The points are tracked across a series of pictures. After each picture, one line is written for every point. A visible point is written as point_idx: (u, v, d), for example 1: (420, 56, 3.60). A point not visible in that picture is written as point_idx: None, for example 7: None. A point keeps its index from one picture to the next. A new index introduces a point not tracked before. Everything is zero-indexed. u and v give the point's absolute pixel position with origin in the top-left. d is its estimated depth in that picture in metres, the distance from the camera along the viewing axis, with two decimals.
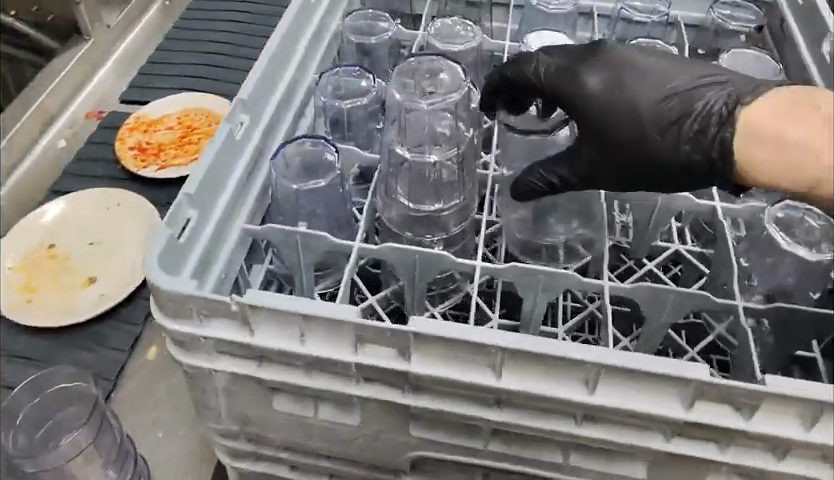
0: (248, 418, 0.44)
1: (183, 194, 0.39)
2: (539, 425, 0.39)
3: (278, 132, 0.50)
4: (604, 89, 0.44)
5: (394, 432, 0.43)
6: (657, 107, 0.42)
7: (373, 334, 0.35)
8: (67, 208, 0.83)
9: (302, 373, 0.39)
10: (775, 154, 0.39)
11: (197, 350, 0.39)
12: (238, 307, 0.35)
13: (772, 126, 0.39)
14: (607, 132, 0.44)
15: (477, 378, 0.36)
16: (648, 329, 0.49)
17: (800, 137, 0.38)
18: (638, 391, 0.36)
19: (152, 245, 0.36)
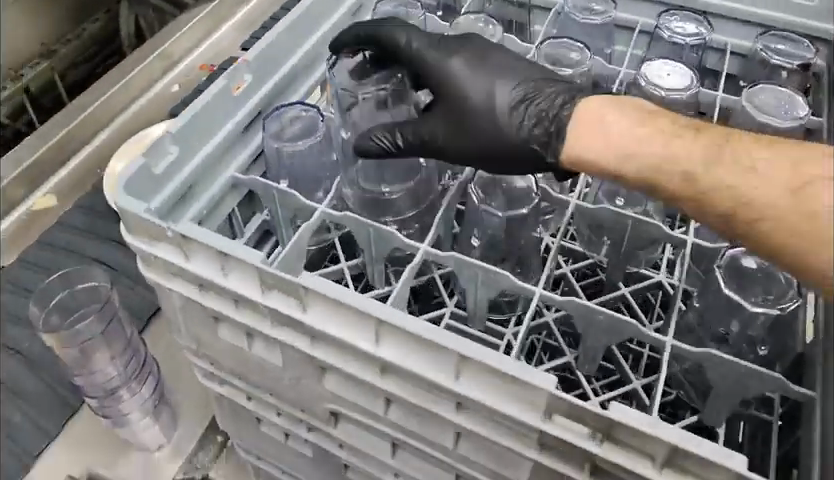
0: (201, 339, 0.51)
1: (165, 134, 0.45)
2: (422, 402, 0.42)
3: (284, 97, 0.56)
4: (463, 75, 0.45)
5: (310, 380, 0.47)
6: (503, 99, 0.44)
7: (274, 278, 0.40)
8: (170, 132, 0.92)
9: (232, 305, 0.45)
10: (616, 143, 0.39)
11: (157, 269, 0.46)
12: (174, 235, 0.42)
13: (606, 115, 0.40)
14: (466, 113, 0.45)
15: (360, 339, 0.40)
16: (587, 349, 0.49)
17: (631, 131, 0.39)
18: (496, 391, 0.38)
19: (127, 171, 0.44)
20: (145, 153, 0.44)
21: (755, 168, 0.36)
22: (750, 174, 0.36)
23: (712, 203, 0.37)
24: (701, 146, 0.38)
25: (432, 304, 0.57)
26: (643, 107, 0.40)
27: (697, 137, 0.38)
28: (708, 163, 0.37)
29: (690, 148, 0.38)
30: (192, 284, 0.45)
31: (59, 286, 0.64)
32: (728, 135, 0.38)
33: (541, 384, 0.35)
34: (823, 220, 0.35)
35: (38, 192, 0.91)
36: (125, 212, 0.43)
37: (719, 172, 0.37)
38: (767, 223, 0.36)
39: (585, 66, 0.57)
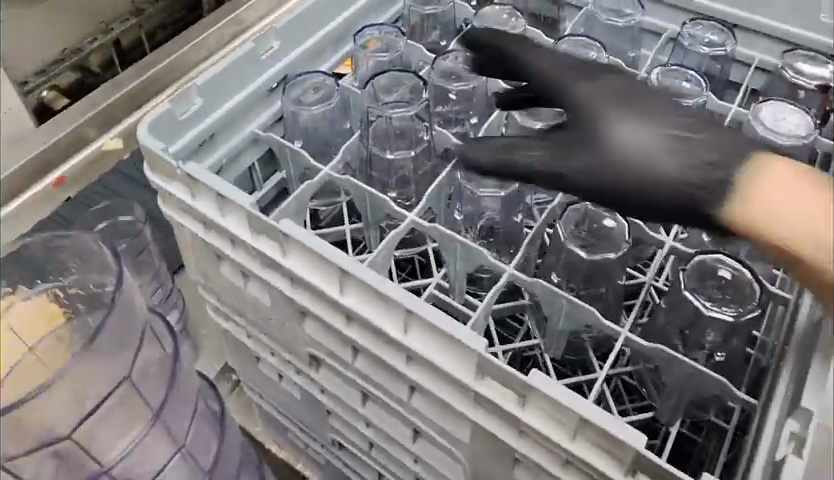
0: (208, 275, 0.58)
1: (192, 85, 0.54)
2: (371, 347, 0.46)
3: (306, 68, 0.63)
4: (610, 121, 0.44)
5: (294, 323, 0.52)
6: (679, 161, 0.42)
7: (259, 221, 0.47)
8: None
9: (230, 244, 0.51)
10: (791, 205, 0.37)
11: (172, 205, 0.54)
12: (183, 174, 0.50)
13: (777, 186, 0.38)
14: (626, 169, 0.43)
15: (326, 287, 0.45)
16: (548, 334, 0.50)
17: (792, 227, 0.37)
18: (441, 350, 0.41)
19: (156, 112, 0.53)
20: (177, 100, 0.54)
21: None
22: (818, 206, 0.37)
23: None
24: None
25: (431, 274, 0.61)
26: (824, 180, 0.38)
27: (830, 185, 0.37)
28: (817, 214, 0.37)
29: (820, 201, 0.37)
30: (198, 220, 0.53)
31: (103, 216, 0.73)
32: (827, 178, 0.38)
33: (468, 344, 0.38)
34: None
35: None
36: (148, 149, 0.52)
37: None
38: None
39: (598, 65, 0.59)
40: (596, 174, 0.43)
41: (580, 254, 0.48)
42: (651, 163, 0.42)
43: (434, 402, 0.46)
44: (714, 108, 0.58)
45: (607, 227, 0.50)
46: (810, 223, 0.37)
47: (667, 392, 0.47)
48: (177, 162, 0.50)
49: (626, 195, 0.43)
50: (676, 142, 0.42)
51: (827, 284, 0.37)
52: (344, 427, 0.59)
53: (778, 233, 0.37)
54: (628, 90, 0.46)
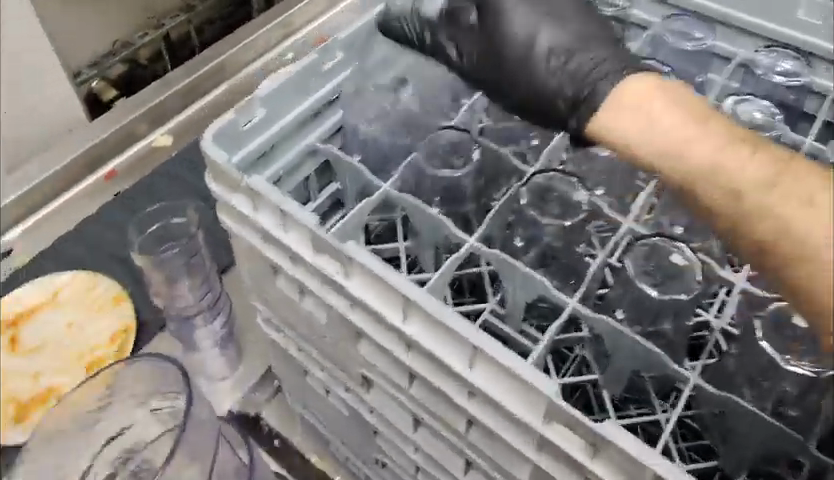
0: (262, 287, 0.58)
1: (257, 95, 0.54)
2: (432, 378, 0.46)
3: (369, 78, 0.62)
4: (527, 24, 0.52)
5: (349, 344, 0.52)
6: (560, 68, 0.51)
7: (323, 241, 0.47)
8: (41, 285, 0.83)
9: (289, 261, 0.51)
10: (640, 124, 0.47)
11: (231, 216, 0.54)
12: (247, 187, 0.50)
13: (653, 109, 0.47)
14: (510, 63, 0.52)
15: (389, 313, 0.45)
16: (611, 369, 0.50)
17: (687, 150, 0.45)
18: (507, 385, 0.40)
19: (221, 121, 0.52)
20: (240, 108, 0.53)
21: (773, 172, 0.43)
22: (725, 155, 0.44)
23: (779, 245, 0.41)
24: (739, 139, 0.45)
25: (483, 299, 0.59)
26: (702, 113, 0.46)
27: (708, 122, 0.46)
28: (718, 156, 0.44)
29: (715, 146, 0.45)
30: (257, 232, 0.53)
31: (158, 216, 0.74)
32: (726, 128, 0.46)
33: (540, 386, 0.38)
34: (823, 253, 0.40)
35: (158, 132, 1.01)
36: (211, 159, 0.52)
37: (739, 162, 0.44)
38: (766, 214, 0.42)
39: (668, 91, 0.58)
40: (495, 74, 0.53)
41: (650, 293, 0.47)
42: (535, 67, 0.52)
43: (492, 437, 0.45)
44: (786, 139, 0.56)
45: (675, 263, 0.49)
46: (716, 167, 0.44)
47: (734, 440, 0.46)
48: (242, 174, 0.50)
49: (514, 89, 0.53)
50: (556, 52, 0.52)
51: (765, 247, 0.42)
52: (390, 447, 0.60)
53: (652, 150, 0.47)
54: (559, 10, 0.53)
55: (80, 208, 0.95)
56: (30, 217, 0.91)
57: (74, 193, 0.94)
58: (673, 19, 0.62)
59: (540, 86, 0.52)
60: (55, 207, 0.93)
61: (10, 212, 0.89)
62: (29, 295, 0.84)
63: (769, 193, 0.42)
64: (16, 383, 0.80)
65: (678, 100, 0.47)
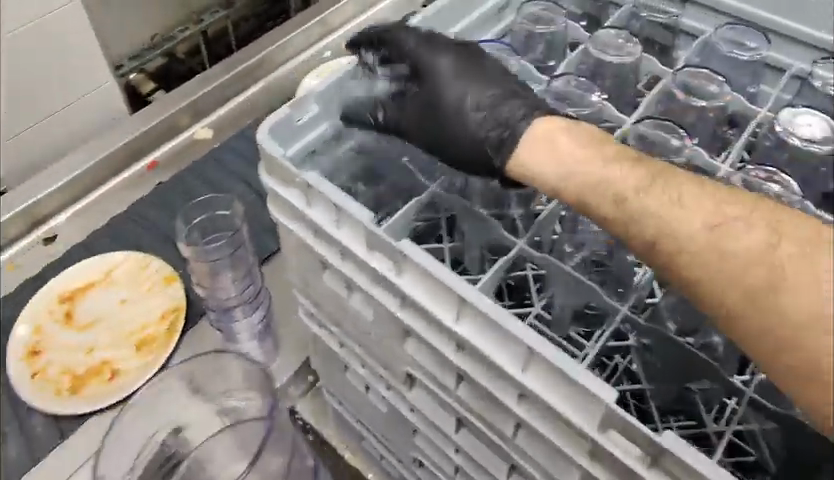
0: (308, 282, 0.59)
1: (312, 91, 0.55)
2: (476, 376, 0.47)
3: None
4: (449, 75, 0.52)
5: (396, 342, 0.53)
6: (483, 117, 0.50)
7: (378, 239, 0.47)
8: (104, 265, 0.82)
9: (339, 256, 0.52)
10: (555, 161, 0.46)
11: (281, 209, 0.55)
12: (302, 182, 0.51)
13: (561, 145, 0.46)
14: (438, 116, 0.52)
15: (441, 313, 0.46)
16: (661, 376, 0.51)
17: (601, 188, 0.44)
18: (566, 390, 0.41)
19: (277, 115, 0.54)
20: (294, 102, 0.55)
21: (701, 200, 0.42)
22: (651, 192, 0.43)
23: (695, 280, 0.41)
24: (656, 172, 0.44)
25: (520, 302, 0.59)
26: (621, 154, 0.45)
27: (616, 156, 0.45)
28: (636, 196, 0.43)
29: (635, 180, 0.44)
30: (307, 226, 0.53)
31: (202, 208, 0.75)
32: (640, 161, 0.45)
33: (602, 395, 0.38)
34: (785, 273, 0.39)
35: (199, 125, 1.02)
36: (267, 152, 0.52)
37: (660, 196, 0.43)
38: (682, 250, 0.41)
39: (722, 101, 0.59)
40: (427, 131, 0.53)
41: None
42: (460, 120, 0.51)
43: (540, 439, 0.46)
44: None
45: None
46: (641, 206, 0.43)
47: (790, 457, 0.46)
48: (297, 170, 0.51)
49: (446, 142, 0.52)
50: (481, 105, 0.50)
51: (685, 281, 0.41)
52: (429, 446, 0.60)
53: (567, 189, 0.46)
54: (483, 62, 0.52)
55: (119, 198, 0.96)
56: (70, 207, 0.92)
57: (112, 184, 0.95)
58: (727, 27, 0.62)
59: (468, 140, 0.51)
60: (94, 198, 0.94)
61: (55, 198, 0.90)
62: (87, 271, 0.82)
63: (703, 225, 0.41)
64: (71, 356, 0.76)
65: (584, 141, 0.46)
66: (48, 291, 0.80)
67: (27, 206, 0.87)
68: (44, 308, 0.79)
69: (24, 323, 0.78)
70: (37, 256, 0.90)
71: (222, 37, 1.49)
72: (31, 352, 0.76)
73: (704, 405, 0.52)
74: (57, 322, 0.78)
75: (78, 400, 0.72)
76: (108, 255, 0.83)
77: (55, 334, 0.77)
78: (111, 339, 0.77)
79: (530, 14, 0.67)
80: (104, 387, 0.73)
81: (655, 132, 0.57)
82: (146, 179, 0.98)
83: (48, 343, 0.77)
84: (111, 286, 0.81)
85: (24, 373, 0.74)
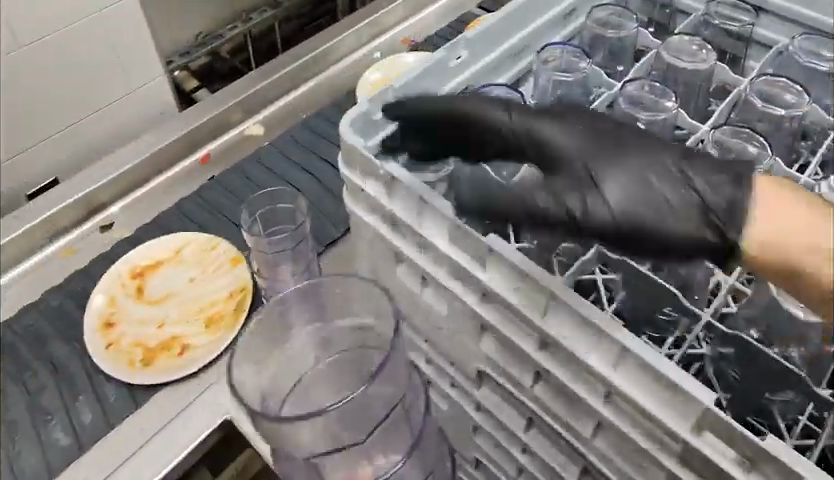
0: (378, 276, 0.60)
1: (391, 88, 0.57)
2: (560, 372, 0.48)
3: (489, 79, 0.64)
4: (599, 178, 0.43)
5: (470, 338, 0.54)
6: (656, 207, 0.42)
7: (463, 232, 0.48)
8: (173, 244, 0.87)
9: (417, 249, 0.53)
10: (796, 230, 0.42)
11: (358, 202, 0.56)
12: (384, 174, 0.52)
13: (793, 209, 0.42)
14: (630, 235, 0.42)
15: (527, 309, 0.47)
16: (740, 388, 0.52)
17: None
18: (658, 386, 0.42)
19: (356, 110, 0.55)
20: (374, 96, 0.56)
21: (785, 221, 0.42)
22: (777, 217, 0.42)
23: None
24: (781, 199, 0.43)
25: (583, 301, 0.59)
26: None
27: None
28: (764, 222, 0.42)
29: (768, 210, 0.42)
30: (385, 219, 0.54)
31: (264, 200, 0.76)
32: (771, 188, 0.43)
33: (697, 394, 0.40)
34: None
35: (251, 121, 1.03)
36: (348, 145, 0.54)
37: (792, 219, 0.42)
38: None
39: (801, 109, 0.58)
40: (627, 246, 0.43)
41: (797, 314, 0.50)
42: (638, 215, 0.42)
43: (620, 439, 0.47)
44: None
45: None
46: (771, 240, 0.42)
47: None
48: (379, 161, 0.52)
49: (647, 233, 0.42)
50: (652, 203, 0.42)
51: None
52: (491, 445, 0.60)
53: (809, 261, 0.41)
54: (584, 138, 0.45)
55: (170, 194, 0.96)
56: (125, 196, 0.94)
57: (160, 181, 0.96)
58: (803, 37, 0.62)
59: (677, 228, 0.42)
60: (147, 189, 0.95)
61: (113, 186, 0.93)
62: (156, 250, 0.86)
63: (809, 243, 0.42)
64: (143, 330, 0.79)
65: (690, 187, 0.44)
66: (120, 266, 0.85)
67: (85, 194, 0.90)
68: (117, 282, 0.83)
69: (98, 295, 0.82)
70: (92, 244, 0.91)
71: (266, 36, 1.52)
72: (104, 323, 0.79)
73: (783, 420, 0.52)
74: (129, 297, 0.82)
75: (150, 371, 0.74)
76: (179, 235, 0.87)
77: (128, 308, 0.81)
78: (180, 315, 0.81)
79: (599, 19, 0.68)
80: (174, 361, 0.75)
81: (731, 139, 0.57)
82: (197, 172, 0.98)
83: (122, 315, 0.80)
84: (180, 265, 0.85)
85: (98, 342, 0.77)
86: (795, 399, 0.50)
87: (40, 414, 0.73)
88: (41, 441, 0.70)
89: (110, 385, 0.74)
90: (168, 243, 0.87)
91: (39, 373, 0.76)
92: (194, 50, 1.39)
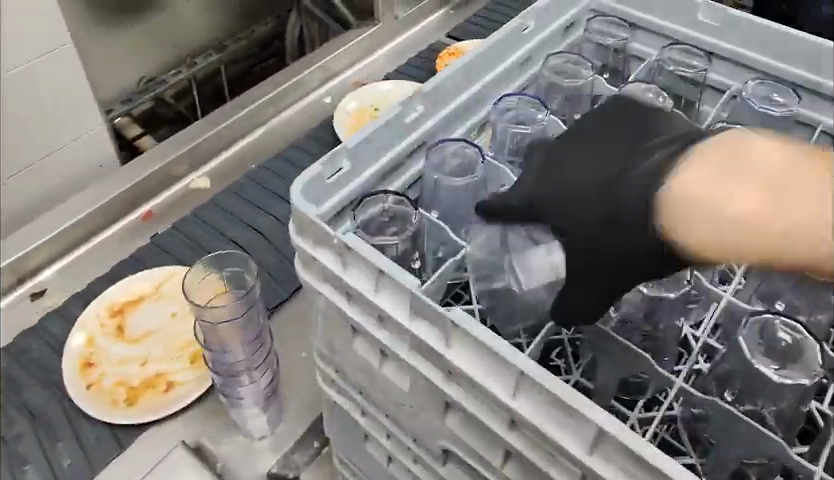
0: (332, 347, 0.55)
1: (344, 147, 0.53)
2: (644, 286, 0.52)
3: (447, 134, 0.62)
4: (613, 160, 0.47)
5: (433, 413, 0.50)
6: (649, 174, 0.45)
7: (426, 308, 0.45)
8: (150, 279, 0.84)
9: (374, 322, 0.49)
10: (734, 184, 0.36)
11: (313, 272, 0.52)
12: (338, 243, 0.48)
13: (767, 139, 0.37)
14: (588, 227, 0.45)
15: (497, 391, 0.44)
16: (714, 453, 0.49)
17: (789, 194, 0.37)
18: (634, 466, 0.40)
19: (306, 173, 0.51)
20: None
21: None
22: (808, 201, 0.34)
23: None
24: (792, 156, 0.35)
25: (546, 364, 0.56)
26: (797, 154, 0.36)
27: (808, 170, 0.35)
28: (792, 210, 0.34)
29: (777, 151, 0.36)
30: (341, 290, 0.50)
31: (213, 265, 0.71)
32: (830, 166, 0.35)
33: (670, 471, 0.38)
34: None
35: (196, 174, 0.99)
36: (297, 209, 0.50)
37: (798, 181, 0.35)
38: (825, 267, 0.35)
39: None
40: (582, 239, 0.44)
41: (770, 375, 0.46)
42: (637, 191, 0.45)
43: None
44: None
45: (783, 342, 0.47)
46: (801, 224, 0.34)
47: None
48: (333, 230, 0.48)
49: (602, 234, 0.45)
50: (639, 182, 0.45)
51: None
52: None
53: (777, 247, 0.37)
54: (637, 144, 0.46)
55: (114, 251, 0.90)
56: (63, 257, 0.88)
57: (100, 241, 0.91)
58: (757, 82, 0.62)
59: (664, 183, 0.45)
60: (88, 247, 0.90)
61: (53, 243, 0.87)
62: (137, 284, 0.83)
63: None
64: (125, 369, 0.77)
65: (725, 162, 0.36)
66: (97, 304, 0.82)
67: (15, 259, 0.84)
68: (96, 320, 0.81)
69: (76, 335, 0.79)
70: (22, 311, 0.84)
71: (212, 78, 1.48)
72: (83, 364, 0.77)
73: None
74: (108, 336, 0.80)
75: (133, 412, 0.73)
76: (157, 270, 0.85)
77: (107, 346, 0.79)
78: (163, 351, 0.79)
79: (553, 67, 0.66)
80: (160, 398, 0.74)
81: None
82: (140, 228, 0.93)
83: (101, 354, 0.78)
84: (160, 300, 0.82)
85: (78, 384, 0.75)
86: (769, 461, 0.47)
87: (17, 462, 0.71)
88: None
89: (83, 429, 0.73)
90: (144, 277, 0.84)
91: (12, 420, 0.74)
92: (136, 96, 1.35)
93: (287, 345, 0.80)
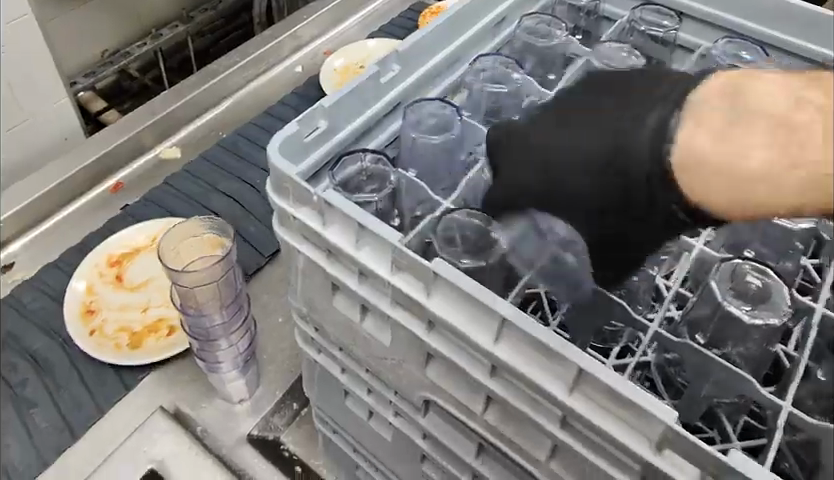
0: (311, 305, 0.55)
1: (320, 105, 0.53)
2: None
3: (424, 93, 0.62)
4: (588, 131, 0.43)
5: (414, 365, 0.51)
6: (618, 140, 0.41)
7: (407, 260, 0.46)
8: (148, 230, 0.85)
9: (355, 277, 0.50)
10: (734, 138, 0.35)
11: (291, 231, 0.52)
12: (317, 201, 0.48)
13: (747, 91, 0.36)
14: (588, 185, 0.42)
15: (478, 338, 0.44)
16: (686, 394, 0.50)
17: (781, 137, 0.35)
18: (614, 405, 0.41)
19: (284, 131, 0.51)
20: None
21: None
22: (799, 148, 0.34)
23: None
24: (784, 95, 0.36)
25: None
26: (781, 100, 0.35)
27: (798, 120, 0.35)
28: (798, 152, 0.34)
29: (776, 94, 0.36)
30: (321, 247, 0.50)
31: (190, 229, 0.71)
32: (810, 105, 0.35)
33: (648, 406, 0.39)
34: None
35: (165, 144, 0.97)
36: (275, 167, 0.49)
37: (796, 125, 0.35)
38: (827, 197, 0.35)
39: None
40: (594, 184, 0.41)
41: (740, 315, 0.47)
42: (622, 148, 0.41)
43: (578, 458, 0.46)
44: None
45: (752, 285, 0.49)
46: (795, 172, 0.35)
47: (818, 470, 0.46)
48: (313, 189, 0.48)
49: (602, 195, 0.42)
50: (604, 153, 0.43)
51: None
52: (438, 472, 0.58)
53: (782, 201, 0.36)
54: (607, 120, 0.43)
55: (83, 223, 0.89)
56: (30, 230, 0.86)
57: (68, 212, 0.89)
58: (725, 40, 0.63)
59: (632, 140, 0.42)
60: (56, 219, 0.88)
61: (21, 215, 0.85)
62: (134, 236, 0.84)
63: None
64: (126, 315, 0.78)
65: (723, 109, 0.36)
66: (95, 255, 0.82)
67: None
68: (95, 269, 0.81)
69: (76, 283, 0.80)
70: None
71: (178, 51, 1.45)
72: (84, 311, 0.78)
73: (729, 422, 0.51)
74: (107, 285, 0.80)
75: (135, 354, 0.74)
76: (154, 222, 0.85)
77: (107, 294, 0.80)
78: (163, 298, 0.80)
79: (526, 28, 0.67)
80: (163, 342, 0.75)
81: None
82: (110, 199, 0.91)
83: (101, 302, 0.79)
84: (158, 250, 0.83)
85: (79, 329, 0.76)
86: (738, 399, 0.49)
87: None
88: (23, 436, 0.68)
89: (59, 398, 0.71)
90: (141, 229, 0.85)
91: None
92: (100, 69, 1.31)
93: (264, 313, 0.80)
